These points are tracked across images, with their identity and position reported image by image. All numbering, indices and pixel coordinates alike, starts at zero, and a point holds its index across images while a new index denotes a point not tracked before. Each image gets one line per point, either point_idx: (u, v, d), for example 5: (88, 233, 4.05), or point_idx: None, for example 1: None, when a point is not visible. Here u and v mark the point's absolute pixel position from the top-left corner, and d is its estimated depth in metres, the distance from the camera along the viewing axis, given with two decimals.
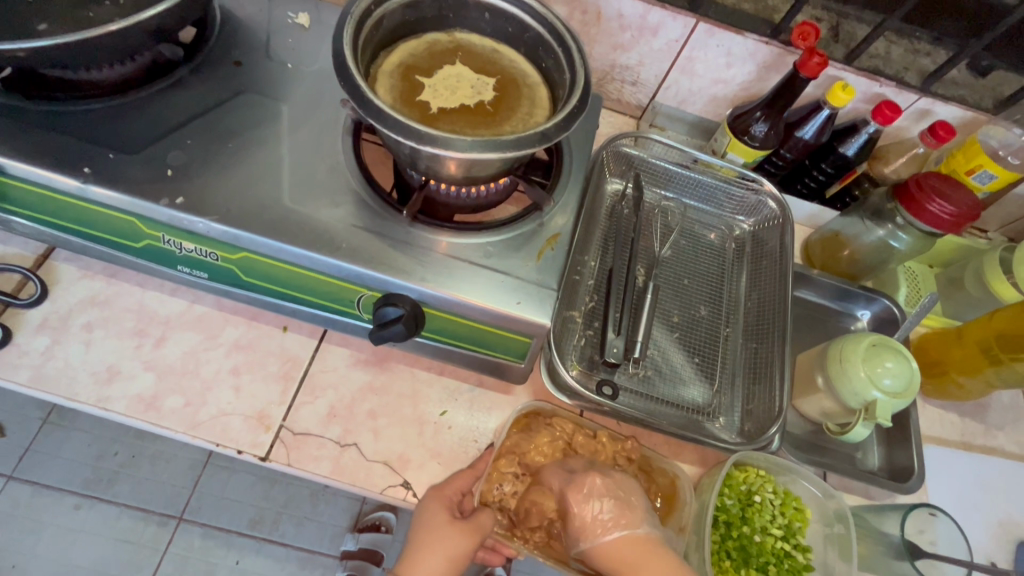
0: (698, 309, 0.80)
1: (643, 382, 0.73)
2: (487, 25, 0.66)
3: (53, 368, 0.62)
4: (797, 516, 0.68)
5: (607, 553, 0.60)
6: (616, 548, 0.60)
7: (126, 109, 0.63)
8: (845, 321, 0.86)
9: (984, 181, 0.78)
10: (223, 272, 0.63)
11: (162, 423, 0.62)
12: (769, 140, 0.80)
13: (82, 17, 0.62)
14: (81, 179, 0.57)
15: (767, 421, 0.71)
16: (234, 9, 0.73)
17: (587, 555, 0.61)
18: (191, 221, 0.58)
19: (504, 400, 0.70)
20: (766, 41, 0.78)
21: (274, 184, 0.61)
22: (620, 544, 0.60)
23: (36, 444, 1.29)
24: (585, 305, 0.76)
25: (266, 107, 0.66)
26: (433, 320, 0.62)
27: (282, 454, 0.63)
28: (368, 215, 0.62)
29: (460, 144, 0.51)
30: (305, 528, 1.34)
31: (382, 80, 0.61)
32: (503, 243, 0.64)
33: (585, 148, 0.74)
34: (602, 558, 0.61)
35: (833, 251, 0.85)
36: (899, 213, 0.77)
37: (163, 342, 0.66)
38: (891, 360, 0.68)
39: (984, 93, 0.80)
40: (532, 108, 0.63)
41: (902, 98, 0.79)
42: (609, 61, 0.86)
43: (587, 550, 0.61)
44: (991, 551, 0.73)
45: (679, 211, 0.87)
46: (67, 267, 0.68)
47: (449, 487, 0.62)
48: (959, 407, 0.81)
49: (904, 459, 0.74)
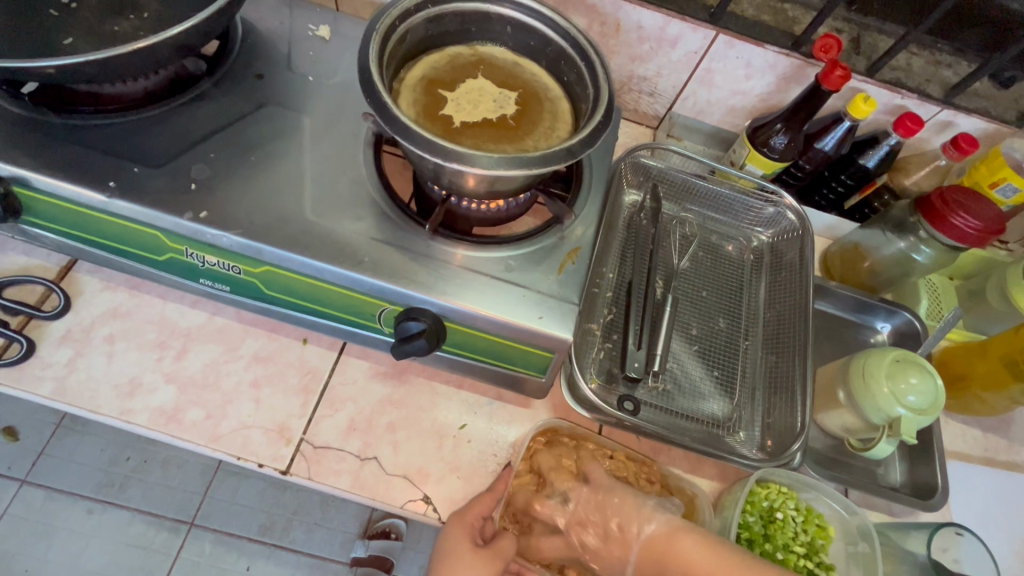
0: (717, 321, 0.80)
1: (662, 396, 0.73)
2: (509, 38, 0.66)
3: (76, 381, 0.62)
4: (820, 533, 0.67)
5: (653, 548, 0.62)
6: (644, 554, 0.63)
7: (150, 123, 0.63)
8: (864, 334, 0.85)
9: (1009, 194, 0.76)
10: (245, 285, 0.63)
11: (184, 436, 0.62)
12: (788, 152, 0.80)
13: (108, 31, 0.63)
14: (107, 194, 0.57)
15: (788, 437, 0.70)
16: (256, 21, 0.73)
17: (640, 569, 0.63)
18: (215, 235, 0.58)
19: (523, 413, 0.70)
20: (787, 53, 0.77)
21: (296, 198, 0.61)
22: (655, 544, 0.62)
23: (49, 448, 1.30)
24: (604, 317, 0.76)
25: (287, 120, 0.67)
26: (454, 334, 0.62)
27: (302, 468, 0.63)
28: (390, 229, 0.62)
29: (483, 161, 0.51)
30: (315, 534, 1.34)
31: (405, 94, 0.61)
32: (524, 257, 0.64)
33: (605, 160, 0.74)
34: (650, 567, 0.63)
35: (853, 264, 0.85)
36: (922, 226, 0.76)
37: (184, 354, 0.66)
38: (916, 375, 0.67)
39: (1007, 105, 0.79)
40: (554, 122, 0.63)
41: (924, 110, 0.78)
42: (627, 72, 0.85)
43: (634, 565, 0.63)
44: (1015, 569, 0.72)
45: (697, 222, 0.87)
46: (89, 278, 0.68)
47: (470, 513, 0.61)
48: (981, 423, 0.80)
49: (927, 475, 0.73)
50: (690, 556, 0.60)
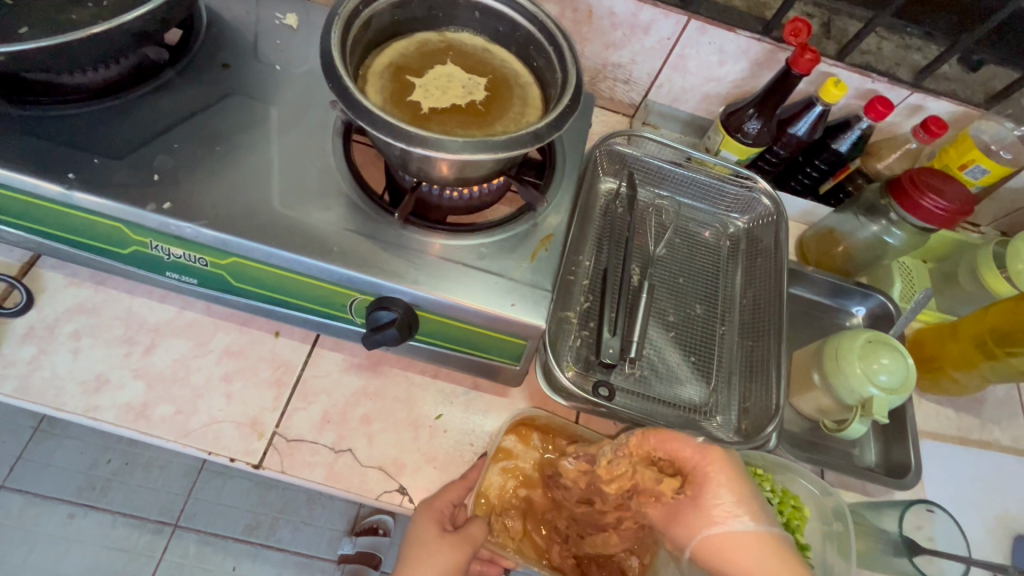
0: (694, 308, 0.80)
1: (640, 382, 0.73)
2: (478, 24, 0.65)
3: (40, 378, 0.61)
4: (796, 514, 0.65)
5: (728, 543, 0.54)
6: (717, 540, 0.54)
7: (111, 113, 0.62)
8: (840, 318, 0.86)
9: (977, 175, 0.77)
10: (213, 278, 0.62)
11: (153, 432, 0.61)
12: (761, 137, 0.80)
13: (65, 20, 0.61)
14: (66, 186, 0.56)
15: (764, 420, 0.70)
16: (221, 10, 0.72)
17: (703, 547, 0.55)
18: (178, 225, 0.57)
19: (500, 402, 0.70)
20: (758, 38, 0.77)
21: (263, 189, 0.60)
22: (744, 543, 0.53)
23: (27, 453, 1.27)
24: (580, 305, 0.75)
25: (255, 109, 0.66)
26: (427, 323, 0.61)
27: (275, 462, 0.62)
28: (359, 219, 0.61)
29: (451, 145, 0.51)
30: (301, 533, 1.33)
31: (372, 81, 0.60)
32: (496, 245, 0.63)
33: (578, 147, 0.74)
34: (708, 555, 0.55)
35: (828, 248, 0.86)
36: (893, 209, 0.76)
37: (152, 350, 0.65)
38: (887, 356, 0.68)
39: (975, 88, 0.80)
40: (524, 107, 0.63)
41: (894, 93, 0.79)
42: (601, 59, 0.85)
43: (703, 540, 0.55)
44: (987, 544, 0.73)
45: (673, 209, 0.87)
46: (53, 274, 0.67)
47: (439, 500, 0.61)
48: (955, 403, 0.81)
49: (901, 454, 0.74)
50: None
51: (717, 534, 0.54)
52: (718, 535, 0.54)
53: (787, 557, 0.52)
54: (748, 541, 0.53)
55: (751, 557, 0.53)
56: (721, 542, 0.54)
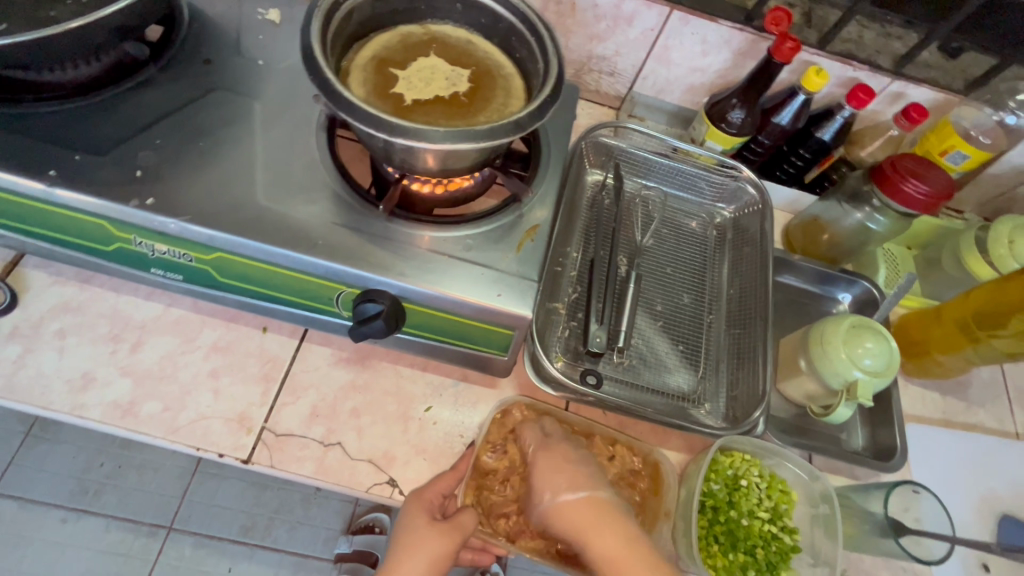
0: (681, 297, 0.81)
1: (628, 370, 0.74)
2: (460, 16, 0.65)
3: (25, 377, 0.61)
4: (784, 498, 0.68)
5: (567, 514, 0.60)
6: (576, 507, 0.60)
7: (92, 110, 0.62)
8: (827, 305, 0.87)
9: (958, 161, 0.79)
10: (198, 274, 0.62)
11: (141, 429, 0.61)
12: (746, 127, 0.81)
13: (44, 16, 0.60)
14: (47, 183, 0.56)
15: (751, 406, 0.71)
16: (203, 6, 0.71)
17: (548, 517, 0.61)
18: (162, 222, 0.56)
19: (489, 393, 0.70)
20: (740, 28, 0.78)
21: (247, 184, 0.60)
22: (576, 509, 0.60)
23: (18, 458, 1.27)
24: (568, 296, 0.76)
25: (238, 104, 0.65)
26: (414, 316, 0.62)
27: (264, 456, 0.62)
28: (345, 212, 0.61)
29: (433, 134, 0.51)
30: (298, 532, 1.32)
31: (355, 74, 0.61)
32: (482, 236, 0.63)
33: (563, 139, 0.74)
34: (565, 521, 0.60)
35: (813, 237, 0.86)
36: (875, 195, 0.77)
37: (139, 347, 0.65)
38: (871, 340, 0.69)
39: (954, 75, 0.81)
40: (507, 98, 0.63)
41: (876, 81, 0.80)
42: (586, 52, 0.86)
43: (547, 511, 0.61)
44: (973, 524, 0.74)
45: (660, 200, 0.87)
46: (37, 273, 0.66)
47: (429, 491, 0.61)
48: (941, 386, 0.82)
49: (887, 438, 0.74)
50: (615, 547, 0.58)
51: (563, 505, 0.60)
52: (566, 504, 0.60)
53: (616, 517, 0.60)
54: (577, 507, 0.60)
55: (592, 529, 0.59)
56: (561, 512, 0.60)
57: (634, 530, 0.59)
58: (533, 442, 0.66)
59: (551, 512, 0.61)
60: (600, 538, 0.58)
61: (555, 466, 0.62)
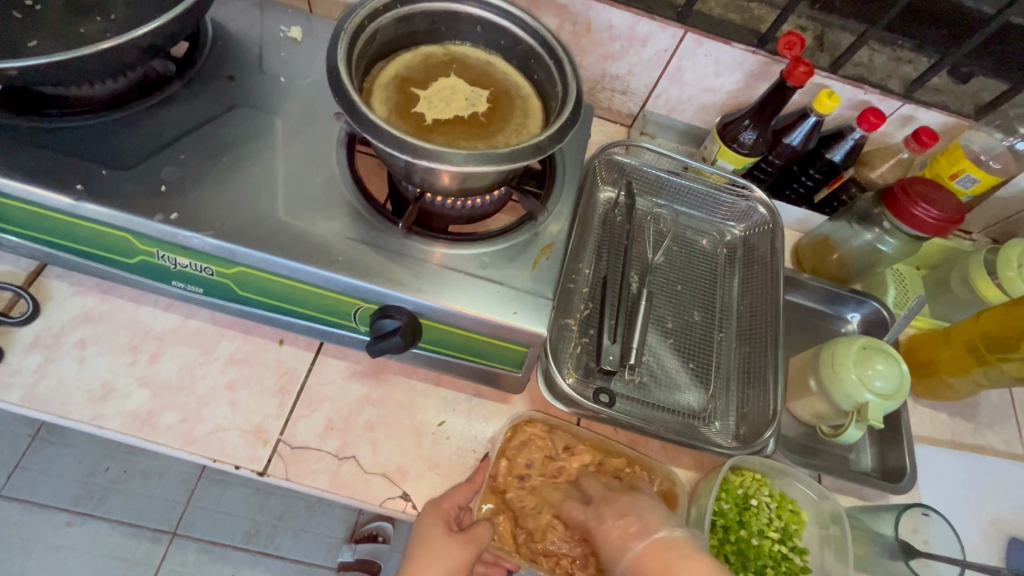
0: (692, 314, 0.81)
1: (639, 388, 0.74)
2: (479, 37, 0.67)
3: (46, 387, 0.62)
4: (793, 518, 0.68)
5: (642, 565, 0.57)
6: (644, 559, 0.58)
7: (117, 125, 0.63)
8: (836, 324, 0.87)
9: (968, 184, 0.80)
10: (218, 287, 0.62)
11: (158, 440, 0.61)
12: (758, 147, 0.82)
13: (73, 33, 0.62)
14: (74, 197, 0.57)
15: (762, 425, 0.71)
16: (226, 24, 0.73)
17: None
18: (185, 236, 0.57)
19: (501, 409, 0.71)
20: (753, 50, 0.79)
21: (268, 200, 0.61)
22: (651, 555, 0.57)
23: (24, 461, 1.27)
24: (580, 312, 0.77)
25: (259, 120, 0.67)
26: (430, 331, 0.62)
27: (279, 469, 0.62)
28: (363, 228, 0.62)
29: (455, 157, 0.52)
30: (301, 540, 1.32)
31: (377, 93, 0.62)
32: (498, 254, 0.64)
33: (578, 158, 0.75)
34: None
35: (823, 256, 0.87)
36: (885, 218, 0.78)
37: (157, 358, 0.66)
38: (882, 362, 0.69)
39: (965, 99, 0.82)
40: (525, 119, 0.64)
41: (886, 104, 0.81)
42: (600, 71, 0.87)
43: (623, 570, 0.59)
44: (982, 547, 0.74)
45: (671, 218, 0.88)
46: (59, 283, 0.67)
47: (446, 501, 0.62)
48: (949, 407, 0.82)
49: (897, 459, 0.75)
50: None
51: (630, 560, 0.58)
52: (636, 559, 0.58)
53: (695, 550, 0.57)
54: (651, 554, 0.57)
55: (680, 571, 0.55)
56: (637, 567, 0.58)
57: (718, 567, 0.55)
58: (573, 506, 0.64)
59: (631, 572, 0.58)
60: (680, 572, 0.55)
61: (613, 525, 0.60)
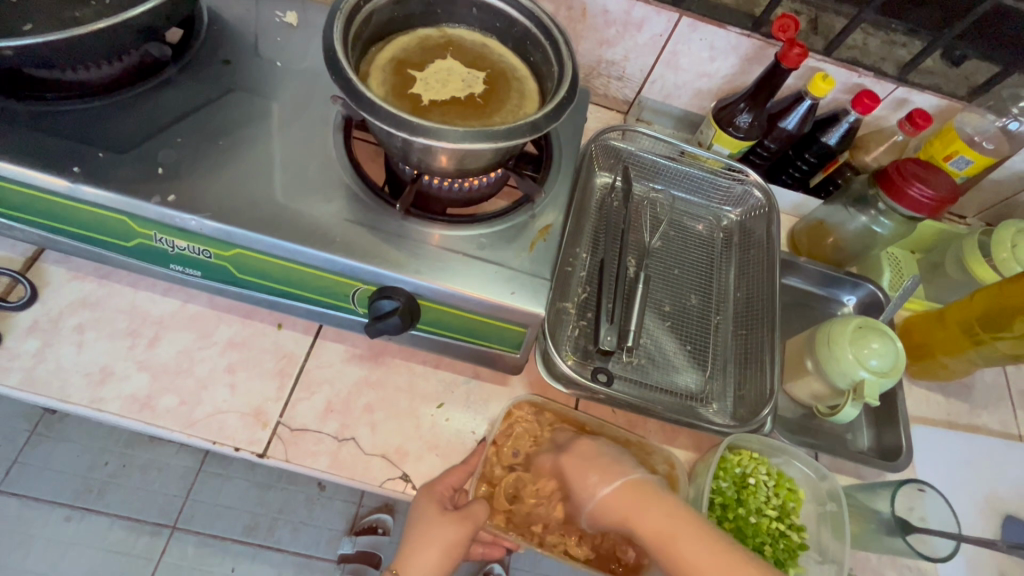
0: (688, 297, 0.82)
1: (637, 370, 0.74)
2: (475, 20, 0.67)
3: (45, 371, 0.62)
4: (791, 496, 0.69)
5: (609, 505, 0.60)
6: (612, 498, 0.60)
7: (114, 109, 0.63)
8: (832, 307, 0.88)
9: (962, 166, 0.80)
10: (216, 270, 0.63)
11: (158, 423, 0.61)
12: (753, 130, 0.82)
13: (68, 17, 0.62)
14: (71, 179, 0.57)
15: (760, 404, 0.72)
16: (222, 10, 0.73)
17: (595, 515, 0.62)
18: (183, 218, 0.58)
19: (499, 391, 0.71)
20: (747, 34, 0.80)
21: (265, 182, 0.61)
22: (617, 497, 0.60)
23: (22, 456, 1.27)
24: (578, 296, 0.77)
25: (255, 104, 0.67)
26: (429, 312, 0.63)
27: (279, 450, 0.63)
28: (361, 210, 0.62)
29: (451, 134, 0.52)
30: (301, 533, 1.33)
31: (374, 75, 0.62)
32: (496, 235, 0.65)
33: (574, 141, 0.75)
34: (610, 514, 0.61)
35: (819, 239, 0.87)
36: (880, 199, 0.78)
37: (156, 342, 0.66)
38: (876, 340, 0.70)
39: (958, 82, 0.82)
40: (521, 100, 0.64)
41: (881, 88, 0.81)
42: (595, 56, 0.87)
43: (592, 510, 0.62)
44: (978, 524, 0.75)
45: (667, 203, 0.88)
46: (56, 268, 0.67)
47: (440, 483, 0.62)
48: (944, 388, 0.83)
49: (893, 438, 0.75)
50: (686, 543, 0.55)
51: (601, 499, 0.61)
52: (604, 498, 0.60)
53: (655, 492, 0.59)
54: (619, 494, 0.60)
55: (649, 515, 0.58)
56: (603, 507, 0.61)
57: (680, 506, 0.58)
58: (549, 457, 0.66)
59: (598, 510, 0.61)
60: (641, 514, 0.58)
61: (584, 468, 0.63)
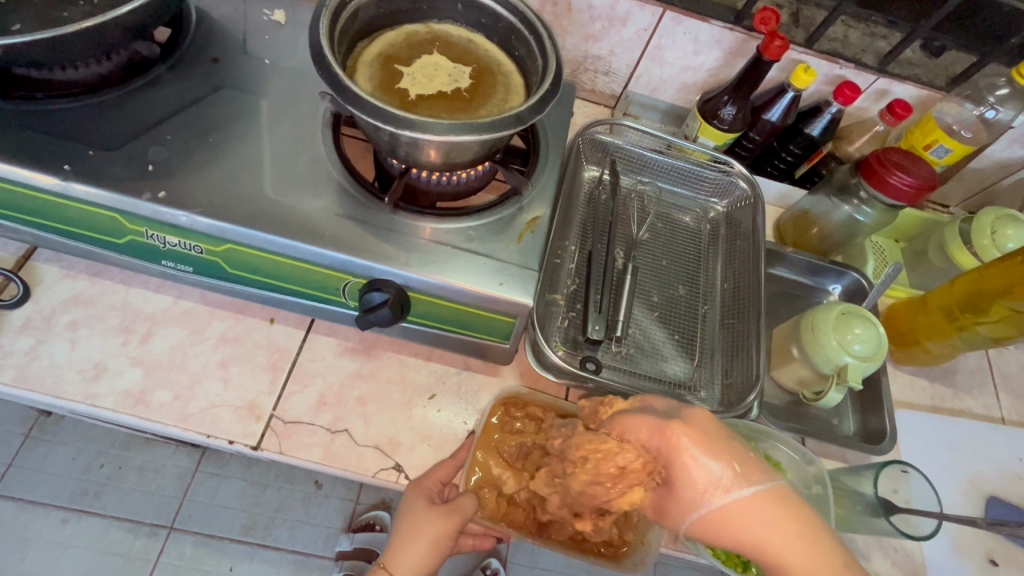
0: (677, 288, 0.83)
1: (626, 359, 0.76)
2: (461, 16, 0.68)
3: (39, 367, 0.62)
4: None
5: (737, 514, 0.52)
6: (741, 507, 0.52)
7: (103, 107, 0.63)
8: (818, 296, 0.89)
9: (941, 155, 0.82)
10: (208, 265, 0.63)
11: (151, 417, 0.62)
12: (737, 123, 0.83)
13: (56, 17, 0.62)
14: (62, 177, 0.57)
15: (745, 391, 0.73)
16: (210, 8, 0.74)
17: (705, 521, 0.53)
18: (173, 214, 0.58)
19: (491, 381, 0.72)
20: (730, 27, 0.81)
21: (254, 178, 0.62)
22: (754, 509, 0.52)
23: (18, 459, 1.27)
24: (567, 288, 0.78)
25: (245, 101, 0.67)
26: (419, 305, 0.63)
27: (273, 443, 0.63)
28: (350, 204, 0.63)
29: (437, 127, 0.53)
30: (299, 530, 1.33)
31: (361, 70, 0.63)
32: (484, 228, 0.66)
33: (560, 135, 0.76)
34: (727, 526, 0.53)
35: (804, 230, 0.89)
36: (862, 188, 0.80)
37: (149, 338, 0.66)
38: (860, 326, 0.71)
39: (937, 73, 0.84)
40: (507, 94, 0.65)
41: (861, 79, 0.83)
42: (582, 52, 0.88)
43: (707, 514, 0.53)
44: (961, 506, 0.76)
45: (655, 195, 0.89)
46: (48, 267, 0.68)
47: (427, 478, 0.63)
48: (928, 373, 0.85)
49: (877, 422, 0.77)
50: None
51: (729, 507, 0.52)
52: (733, 506, 0.52)
53: (796, 512, 0.52)
54: (756, 505, 0.52)
55: (792, 548, 0.51)
56: (727, 514, 0.52)
57: (821, 537, 0.52)
58: (648, 431, 0.57)
59: (710, 518, 0.53)
60: (781, 537, 0.51)
61: (704, 458, 0.54)
